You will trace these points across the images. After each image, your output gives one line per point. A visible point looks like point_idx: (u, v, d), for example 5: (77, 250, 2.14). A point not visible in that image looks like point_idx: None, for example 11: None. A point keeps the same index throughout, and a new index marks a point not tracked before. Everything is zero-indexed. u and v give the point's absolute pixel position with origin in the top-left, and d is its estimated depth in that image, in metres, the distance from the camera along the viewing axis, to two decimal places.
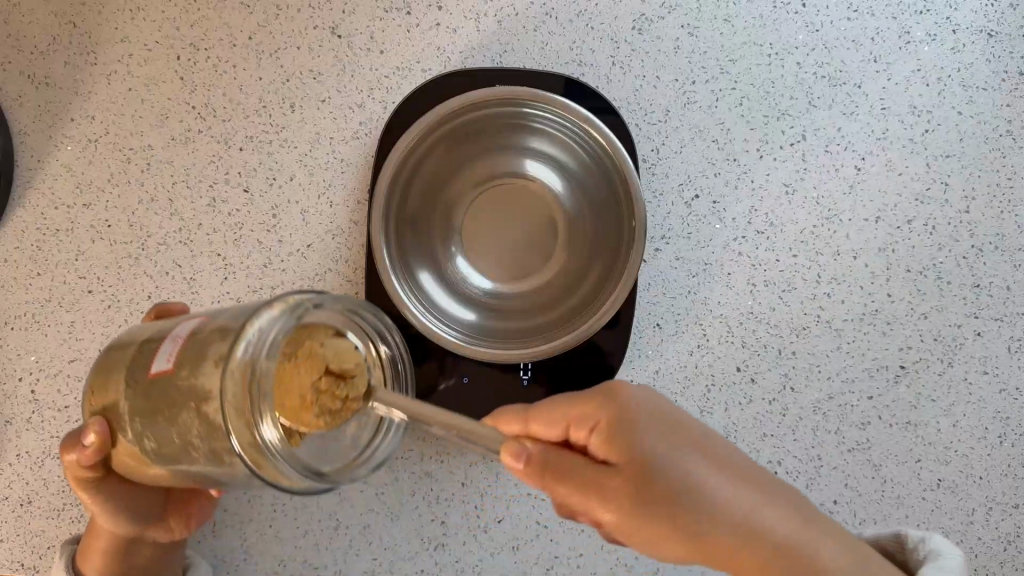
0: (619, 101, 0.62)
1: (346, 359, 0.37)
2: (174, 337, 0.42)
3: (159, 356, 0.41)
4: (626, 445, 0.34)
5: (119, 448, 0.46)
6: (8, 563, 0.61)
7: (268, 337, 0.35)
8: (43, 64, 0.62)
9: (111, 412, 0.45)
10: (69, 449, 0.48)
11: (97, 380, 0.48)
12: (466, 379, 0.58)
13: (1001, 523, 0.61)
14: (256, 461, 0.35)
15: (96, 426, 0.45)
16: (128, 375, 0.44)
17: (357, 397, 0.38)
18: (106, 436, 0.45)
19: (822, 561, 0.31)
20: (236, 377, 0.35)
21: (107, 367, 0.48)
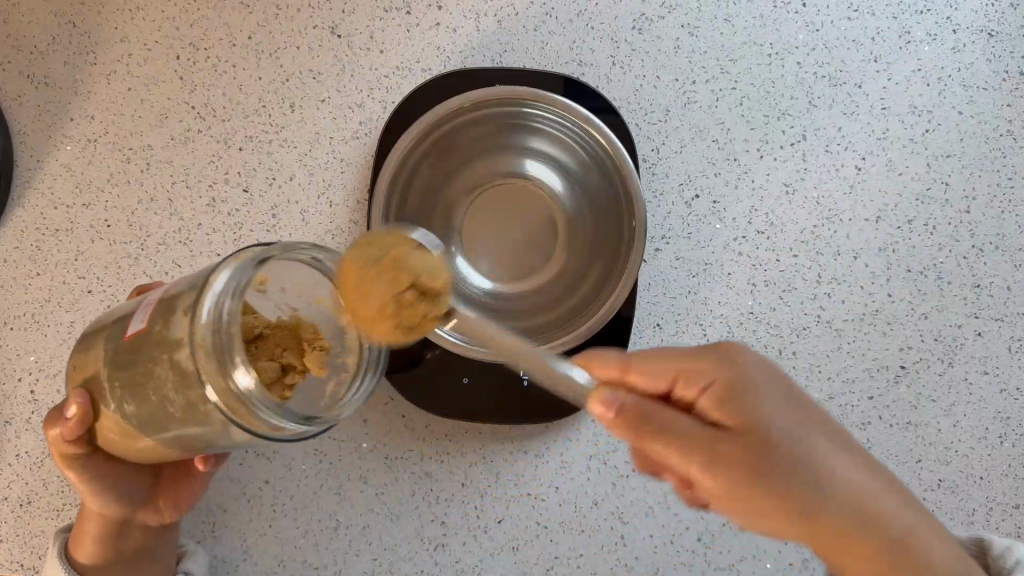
0: (619, 101, 0.62)
1: (433, 277, 0.41)
2: (149, 302, 0.43)
3: (134, 320, 0.42)
4: (745, 414, 0.36)
5: (99, 420, 0.47)
6: (6, 563, 0.61)
7: (234, 286, 0.37)
8: (43, 63, 0.62)
9: (90, 381, 0.46)
10: (53, 425, 0.49)
11: (78, 355, 0.49)
12: (466, 379, 0.59)
13: (1002, 523, 0.61)
14: (233, 406, 0.36)
15: (76, 398, 0.46)
16: (106, 342, 0.45)
17: (436, 315, 0.41)
18: (87, 406, 0.46)
19: (920, 557, 0.34)
20: (207, 327, 0.36)
21: (86, 342, 0.49)
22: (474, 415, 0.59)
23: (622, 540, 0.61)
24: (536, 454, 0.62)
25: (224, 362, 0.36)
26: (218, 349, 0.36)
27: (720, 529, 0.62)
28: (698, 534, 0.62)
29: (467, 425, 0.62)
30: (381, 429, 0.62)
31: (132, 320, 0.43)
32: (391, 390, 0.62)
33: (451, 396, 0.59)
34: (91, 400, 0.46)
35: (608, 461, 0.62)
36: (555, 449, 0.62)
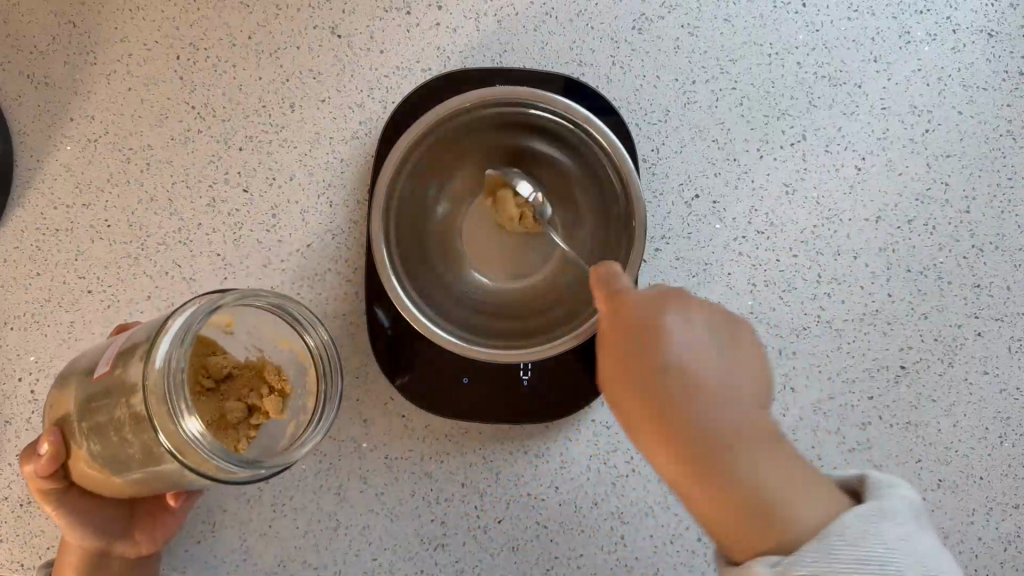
0: (619, 101, 0.62)
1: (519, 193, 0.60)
2: (117, 347, 0.48)
3: (103, 364, 0.47)
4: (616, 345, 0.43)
5: (71, 456, 0.50)
6: (7, 563, 0.61)
7: (182, 335, 0.42)
8: (43, 63, 0.62)
9: (62, 419, 0.50)
10: (28, 461, 0.52)
11: (54, 394, 0.53)
12: (466, 380, 0.59)
13: (1001, 523, 0.61)
14: (184, 448, 0.41)
15: (48, 436, 0.50)
16: (78, 382, 0.50)
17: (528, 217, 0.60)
18: (58, 444, 0.50)
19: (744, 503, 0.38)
20: (160, 376, 0.41)
21: (61, 381, 0.53)
22: (475, 416, 0.59)
23: (622, 540, 0.61)
24: (536, 454, 0.62)
25: (173, 409, 0.41)
26: (170, 396, 0.41)
27: None
28: (697, 534, 0.62)
29: (467, 426, 0.62)
30: (381, 429, 0.62)
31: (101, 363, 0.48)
32: (391, 391, 0.62)
33: (452, 397, 0.59)
34: (62, 436, 0.50)
35: (608, 461, 0.62)
36: (555, 449, 0.62)
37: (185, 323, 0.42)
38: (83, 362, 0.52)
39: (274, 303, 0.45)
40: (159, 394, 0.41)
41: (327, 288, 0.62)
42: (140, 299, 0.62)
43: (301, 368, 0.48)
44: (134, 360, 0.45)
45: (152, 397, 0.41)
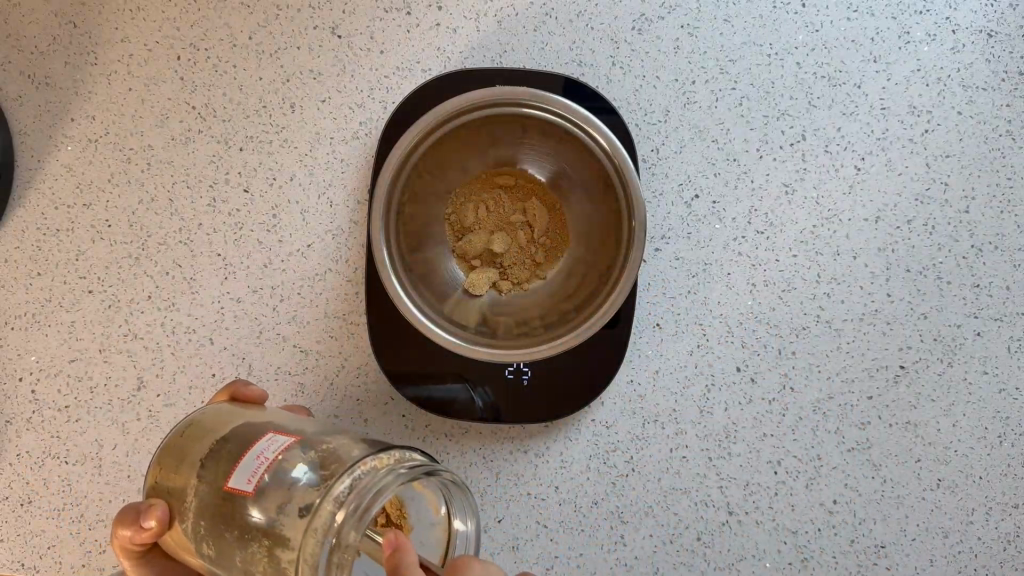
0: (619, 101, 0.63)
1: (515, 202, 0.61)
2: (271, 463, 0.39)
3: (240, 474, 0.39)
4: None
5: (175, 537, 0.42)
6: (8, 562, 0.62)
7: (365, 507, 0.36)
8: (43, 64, 0.62)
9: (179, 499, 0.42)
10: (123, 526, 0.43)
11: (170, 452, 0.44)
12: (466, 382, 0.59)
13: (1001, 523, 0.61)
14: None
15: (157, 510, 0.42)
16: (200, 472, 0.42)
17: (518, 217, 0.61)
18: (167, 521, 0.42)
19: None
20: (324, 539, 0.36)
21: (181, 439, 0.45)
22: (474, 415, 0.59)
23: (622, 540, 0.62)
24: (536, 454, 0.62)
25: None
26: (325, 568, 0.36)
27: (720, 529, 0.62)
28: (697, 534, 0.62)
29: (468, 426, 0.62)
30: (382, 430, 0.62)
31: (235, 466, 0.40)
32: (391, 391, 0.62)
33: (451, 397, 0.59)
34: (175, 518, 0.42)
35: (608, 461, 0.62)
36: (555, 449, 0.62)
37: (378, 491, 0.37)
38: (211, 431, 0.44)
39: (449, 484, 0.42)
40: (318, 562, 0.36)
41: (328, 288, 0.62)
42: (140, 298, 0.62)
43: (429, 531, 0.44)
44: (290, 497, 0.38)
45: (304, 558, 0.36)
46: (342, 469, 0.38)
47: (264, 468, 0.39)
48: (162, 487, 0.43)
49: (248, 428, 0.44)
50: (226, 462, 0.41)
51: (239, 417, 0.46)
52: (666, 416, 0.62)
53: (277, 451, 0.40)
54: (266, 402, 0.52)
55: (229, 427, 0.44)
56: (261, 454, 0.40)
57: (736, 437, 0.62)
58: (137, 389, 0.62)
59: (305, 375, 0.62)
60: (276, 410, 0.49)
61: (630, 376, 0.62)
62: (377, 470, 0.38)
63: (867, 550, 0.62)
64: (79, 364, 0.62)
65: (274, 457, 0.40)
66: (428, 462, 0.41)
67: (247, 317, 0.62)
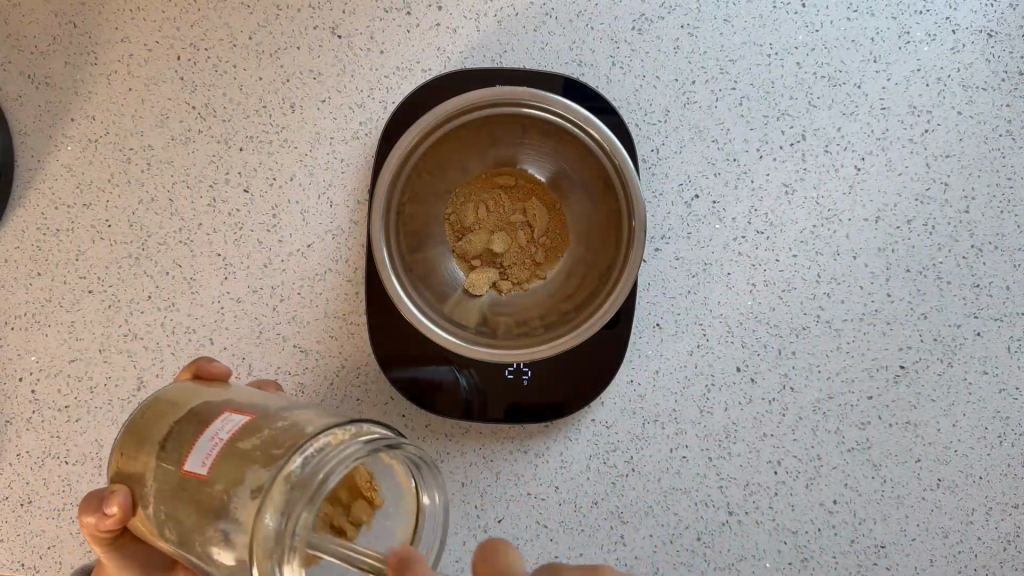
0: (618, 101, 0.63)
1: (515, 202, 0.61)
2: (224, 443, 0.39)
3: (195, 457, 0.39)
4: None
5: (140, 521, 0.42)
6: (8, 562, 0.62)
7: (318, 483, 0.35)
8: (43, 63, 0.62)
9: (140, 483, 0.42)
10: (88, 510, 0.43)
11: (131, 433, 0.44)
12: (466, 383, 0.59)
13: (1001, 523, 0.61)
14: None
15: (118, 497, 0.42)
16: (158, 454, 0.41)
17: (518, 216, 0.61)
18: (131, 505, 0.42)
19: None
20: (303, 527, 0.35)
21: (140, 420, 0.44)
22: (475, 416, 0.59)
23: (622, 540, 0.62)
24: (535, 454, 0.62)
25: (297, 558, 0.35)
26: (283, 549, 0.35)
27: (720, 529, 0.62)
28: (697, 534, 0.62)
29: (467, 426, 0.62)
30: None
31: (191, 447, 0.39)
32: (391, 391, 0.62)
33: (451, 398, 0.59)
34: (136, 502, 0.42)
35: (608, 461, 0.62)
36: (555, 449, 0.62)
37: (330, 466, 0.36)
38: (168, 410, 0.44)
39: (417, 463, 0.40)
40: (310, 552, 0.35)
41: (327, 288, 0.62)
42: (140, 299, 0.62)
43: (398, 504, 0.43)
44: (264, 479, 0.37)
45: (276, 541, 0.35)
46: (293, 447, 0.37)
47: (218, 449, 0.38)
48: (125, 471, 0.43)
49: (205, 405, 0.43)
50: (184, 443, 0.40)
51: (199, 395, 0.45)
52: (666, 416, 0.62)
53: (231, 431, 0.39)
54: (231, 378, 0.51)
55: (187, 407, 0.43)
56: (215, 435, 0.39)
57: (736, 437, 0.62)
58: (137, 390, 0.62)
59: (305, 374, 0.62)
60: (241, 387, 0.48)
61: (630, 376, 0.62)
62: (331, 446, 0.37)
63: (867, 551, 0.62)
64: (79, 364, 0.62)
65: (228, 436, 0.39)
66: (386, 434, 0.39)
67: (247, 317, 0.62)
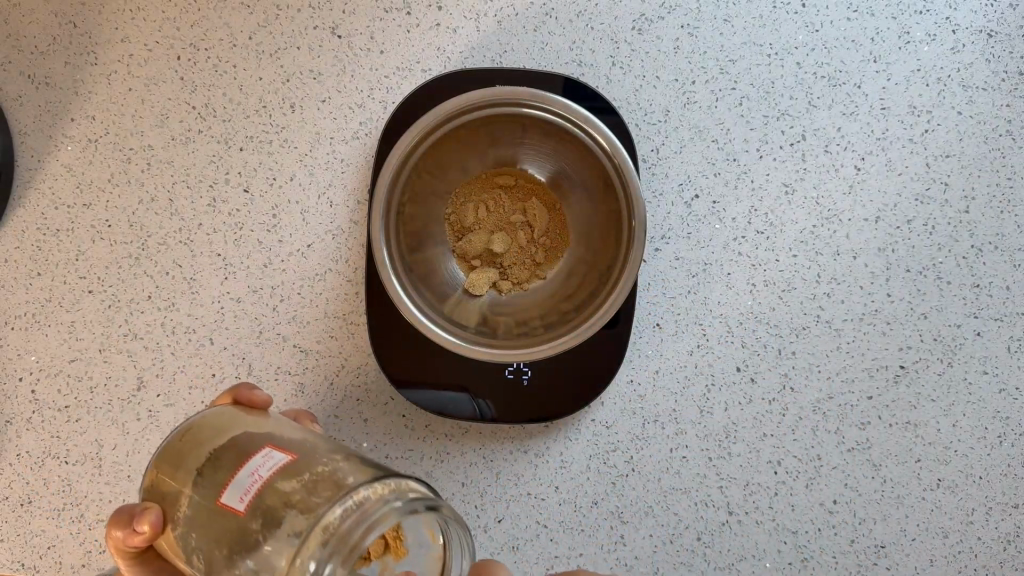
0: (618, 101, 0.63)
1: (516, 202, 0.61)
2: (262, 484, 0.39)
3: (233, 490, 0.39)
4: None
5: (168, 542, 0.43)
6: (8, 562, 0.62)
7: (357, 540, 0.35)
8: (43, 63, 0.62)
9: (174, 505, 0.42)
10: (119, 524, 0.43)
11: (171, 454, 0.44)
12: (466, 383, 0.59)
13: (1001, 523, 0.61)
14: None
15: (150, 515, 0.42)
16: (196, 480, 0.41)
17: (518, 218, 0.61)
18: (161, 526, 0.42)
19: None
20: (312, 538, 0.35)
21: (181, 443, 0.44)
22: (474, 416, 0.59)
23: (622, 540, 0.62)
24: (535, 454, 0.62)
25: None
26: None
27: (720, 529, 0.62)
28: (697, 534, 0.62)
29: (468, 425, 0.62)
30: (382, 430, 0.62)
31: (229, 479, 0.40)
32: (391, 391, 0.62)
33: (451, 398, 0.59)
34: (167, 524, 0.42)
35: (608, 461, 0.62)
36: (555, 449, 0.62)
37: (370, 524, 0.35)
38: (210, 438, 0.44)
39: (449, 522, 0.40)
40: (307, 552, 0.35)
41: (327, 288, 0.62)
42: (140, 299, 0.62)
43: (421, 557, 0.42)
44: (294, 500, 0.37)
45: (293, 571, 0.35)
46: (334, 497, 0.37)
47: (256, 486, 0.39)
48: (160, 491, 0.43)
49: (248, 437, 0.43)
50: (224, 472, 0.41)
51: (240, 425, 0.45)
52: (666, 417, 0.62)
53: (272, 470, 0.39)
54: (271, 407, 0.51)
55: (227, 437, 0.44)
56: (255, 471, 0.39)
57: (736, 437, 0.62)
58: (137, 390, 0.62)
59: (305, 375, 0.62)
60: (279, 420, 0.48)
61: (630, 376, 0.62)
62: (370, 501, 0.37)
63: (867, 551, 0.62)
64: (78, 364, 0.62)
65: (268, 475, 0.39)
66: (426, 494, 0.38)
67: (247, 317, 0.62)
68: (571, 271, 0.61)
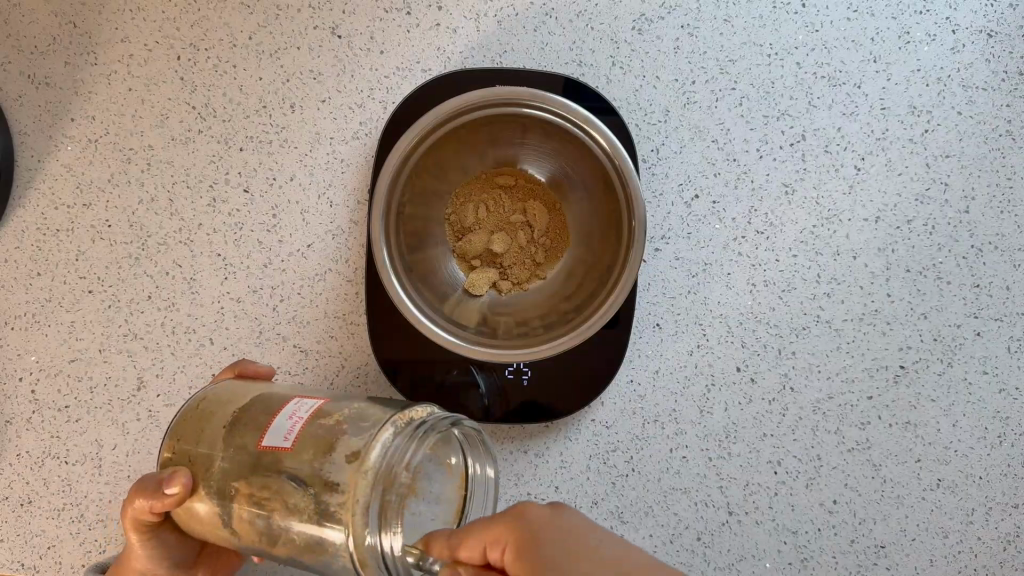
0: (618, 101, 0.63)
1: (518, 202, 0.61)
2: (305, 424, 0.40)
3: (275, 433, 0.40)
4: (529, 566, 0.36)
5: (195, 504, 0.42)
6: (8, 562, 0.62)
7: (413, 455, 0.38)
8: (43, 63, 0.62)
9: (205, 466, 0.42)
10: (143, 493, 0.42)
11: (186, 426, 0.44)
12: (467, 384, 0.59)
13: (1001, 523, 0.61)
14: (362, 562, 0.37)
15: (181, 478, 0.41)
16: (228, 436, 0.42)
17: (518, 217, 0.61)
18: (191, 488, 0.42)
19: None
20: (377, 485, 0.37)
21: (200, 411, 0.45)
22: (476, 417, 0.59)
23: None
24: (536, 454, 0.62)
25: (382, 515, 0.37)
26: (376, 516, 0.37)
27: (720, 529, 0.62)
28: (697, 534, 0.62)
29: None
30: None
31: (267, 427, 0.41)
32: (391, 391, 0.62)
33: (452, 400, 0.59)
34: (201, 484, 0.42)
35: (608, 461, 0.62)
36: (555, 449, 0.62)
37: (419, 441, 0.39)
38: (232, 402, 0.45)
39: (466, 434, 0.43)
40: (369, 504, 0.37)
41: (328, 289, 0.62)
42: (140, 299, 0.62)
43: (431, 510, 0.42)
44: (329, 453, 0.38)
45: (358, 504, 0.36)
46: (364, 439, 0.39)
47: (300, 425, 0.40)
48: (183, 457, 0.43)
49: (270, 396, 0.45)
50: (257, 425, 0.42)
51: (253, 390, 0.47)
52: (666, 417, 0.62)
53: (310, 411, 0.42)
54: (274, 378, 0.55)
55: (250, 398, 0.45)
56: (295, 414, 0.41)
57: (736, 437, 0.62)
58: (137, 390, 0.62)
59: (305, 374, 0.62)
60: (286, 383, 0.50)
61: (629, 376, 0.62)
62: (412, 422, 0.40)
63: (867, 551, 0.62)
64: (79, 364, 0.62)
65: (308, 416, 0.41)
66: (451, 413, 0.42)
67: (247, 317, 0.62)
68: (570, 273, 0.61)
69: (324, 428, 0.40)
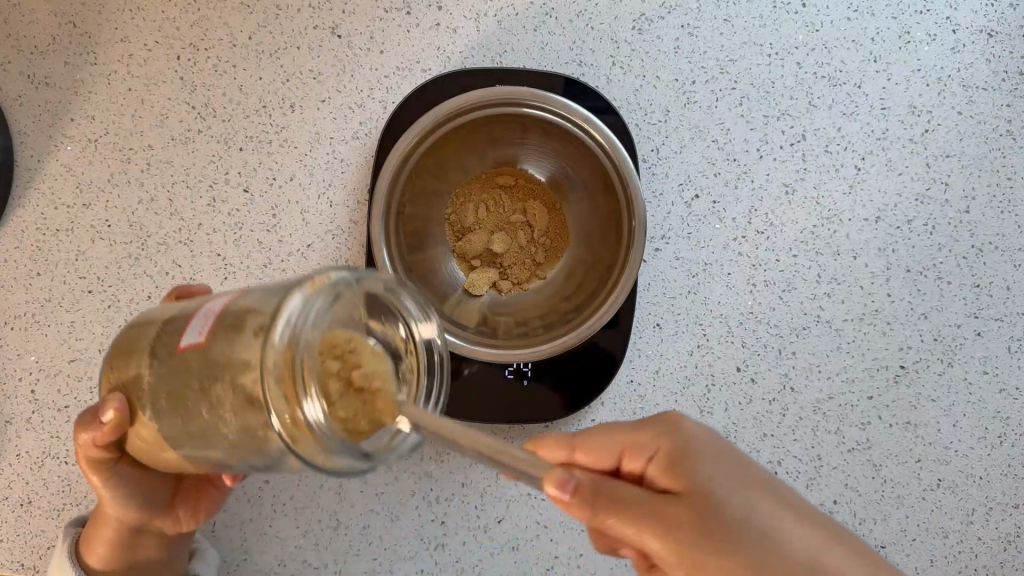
0: (618, 101, 0.62)
1: (517, 203, 0.62)
2: (213, 315, 0.39)
3: (190, 332, 0.38)
4: (680, 478, 0.36)
5: (138, 427, 0.43)
6: (8, 562, 0.61)
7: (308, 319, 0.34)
8: (42, 63, 0.62)
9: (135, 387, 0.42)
10: (86, 428, 0.45)
11: (123, 356, 0.45)
12: (467, 384, 0.59)
13: (1001, 523, 0.61)
14: (292, 438, 0.33)
15: (115, 401, 0.43)
16: (155, 351, 0.41)
17: (518, 218, 0.61)
18: (128, 412, 0.43)
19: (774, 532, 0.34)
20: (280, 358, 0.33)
21: (132, 338, 0.45)
22: (476, 416, 0.59)
23: None
24: None
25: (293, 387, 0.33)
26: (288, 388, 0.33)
27: None
28: None
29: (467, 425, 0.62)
30: None
31: (185, 329, 0.40)
32: None
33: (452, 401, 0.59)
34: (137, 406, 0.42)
35: None
36: None
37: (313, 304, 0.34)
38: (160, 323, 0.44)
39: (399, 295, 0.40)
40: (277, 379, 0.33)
41: None
42: (140, 299, 0.62)
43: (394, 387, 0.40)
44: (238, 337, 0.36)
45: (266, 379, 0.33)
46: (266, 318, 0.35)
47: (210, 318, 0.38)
48: (121, 384, 0.44)
49: (197, 302, 0.44)
50: (178, 330, 0.40)
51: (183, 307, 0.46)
52: None
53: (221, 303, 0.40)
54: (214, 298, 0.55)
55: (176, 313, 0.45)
56: (207, 311, 0.39)
57: (736, 437, 0.62)
58: None
59: None
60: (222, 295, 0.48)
61: (629, 376, 0.62)
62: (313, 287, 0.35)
63: None
64: (79, 364, 0.62)
65: (219, 308, 0.39)
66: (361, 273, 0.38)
67: None
68: (570, 273, 0.61)
69: (230, 311, 0.38)
